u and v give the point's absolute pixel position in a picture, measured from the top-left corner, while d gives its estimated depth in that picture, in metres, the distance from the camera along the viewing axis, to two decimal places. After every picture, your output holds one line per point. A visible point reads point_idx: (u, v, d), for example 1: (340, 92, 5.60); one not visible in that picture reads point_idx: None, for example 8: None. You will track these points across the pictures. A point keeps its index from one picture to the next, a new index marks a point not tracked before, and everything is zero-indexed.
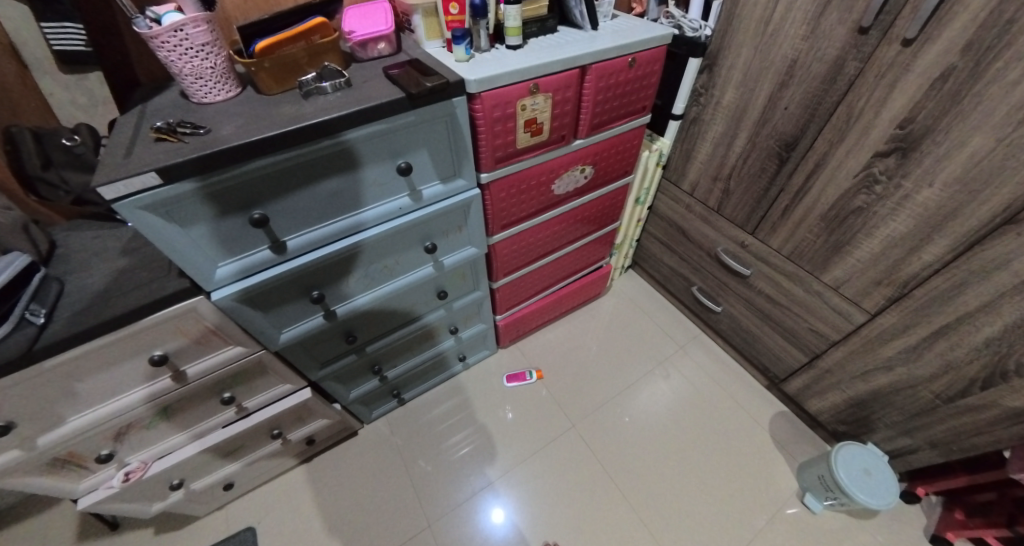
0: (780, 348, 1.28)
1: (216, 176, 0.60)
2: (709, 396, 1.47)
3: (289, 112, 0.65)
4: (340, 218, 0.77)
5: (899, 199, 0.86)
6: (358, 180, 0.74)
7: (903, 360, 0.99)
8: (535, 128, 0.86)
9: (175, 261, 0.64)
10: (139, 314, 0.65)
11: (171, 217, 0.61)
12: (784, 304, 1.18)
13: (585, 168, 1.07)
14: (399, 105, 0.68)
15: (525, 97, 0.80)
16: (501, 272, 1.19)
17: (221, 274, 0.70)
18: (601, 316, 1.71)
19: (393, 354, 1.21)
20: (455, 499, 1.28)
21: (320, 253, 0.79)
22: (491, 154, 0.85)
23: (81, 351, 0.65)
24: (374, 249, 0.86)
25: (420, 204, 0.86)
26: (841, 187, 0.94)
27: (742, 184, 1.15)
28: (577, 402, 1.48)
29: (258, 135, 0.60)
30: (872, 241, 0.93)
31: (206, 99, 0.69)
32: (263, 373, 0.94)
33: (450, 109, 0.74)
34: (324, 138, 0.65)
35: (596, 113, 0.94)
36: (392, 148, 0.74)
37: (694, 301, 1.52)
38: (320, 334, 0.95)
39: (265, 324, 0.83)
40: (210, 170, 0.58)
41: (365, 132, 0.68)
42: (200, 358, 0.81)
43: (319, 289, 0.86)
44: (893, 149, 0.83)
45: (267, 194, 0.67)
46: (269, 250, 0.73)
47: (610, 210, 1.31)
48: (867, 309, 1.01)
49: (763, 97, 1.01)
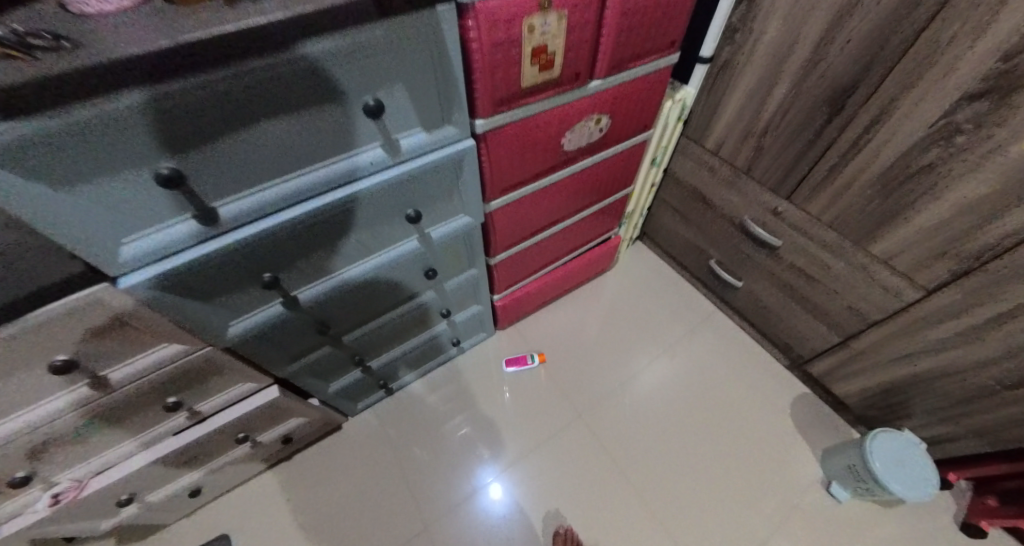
0: (808, 327, 1.16)
1: (90, 108, 0.40)
2: (724, 378, 1.36)
3: (201, 20, 0.45)
4: (294, 175, 0.60)
5: (983, 155, 0.71)
6: (312, 122, 0.55)
7: (959, 343, 0.87)
8: (544, 60, 0.68)
9: (50, 236, 0.45)
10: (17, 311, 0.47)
11: (26, 170, 0.40)
12: (818, 279, 1.05)
13: (601, 120, 0.89)
14: (361, 11, 0.48)
15: (534, 15, 0.61)
16: (498, 245, 1.02)
17: (128, 255, 0.52)
18: (607, 293, 1.57)
19: (378, 342, 1.05)
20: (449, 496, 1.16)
21: (272, 221, 0.61)
22: (491, 94, 0.67)
23: None
24: (343, 219, 0.69)
25: (399, 159, 0.68)
26: (907, 141, 0.78)
27: (779, 140, 0.98)
28: (583, 387, 1.35)
29: (149, 40, 0.39)
30: (940, 206, 0.79)
31: (92, 9, 0.46)
32: (217, 373, 0.78)
33: (435, 25, 0.55)
34: (253, 55, 0.45)
35: (618, 47, 0.76)
36: (358, 79, 0.55)
37: (710, 275, 1.38)
38: (285, 324, 0.79)
39: (210, 313, 0.66)
40: (77, 97, 0.39)
41: (317, 49, 0.49)
42: (128, 360, 0.64)
43: (273, 271, 0.69)
44: (986, 91, 0.67)
45: (177, 139, 0.47)
46: (195, 219, 0.55)
47: (624, 173, 1.13)
48: (922, 284, 0.87)
49: (816, 31, 0.83)
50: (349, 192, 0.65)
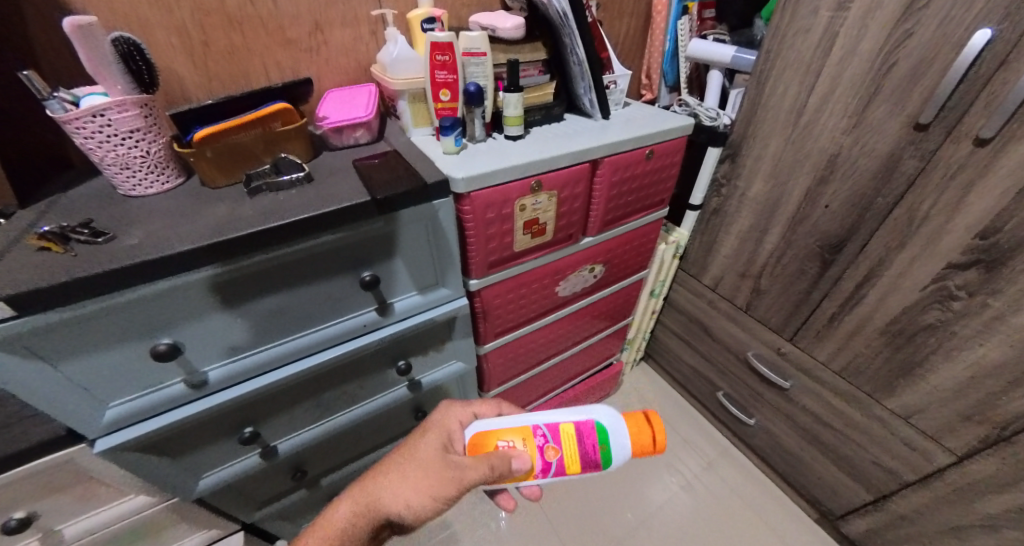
0: (822, 472, 1.03)
1: (120, 294, 0.45)
2: (755, 525, 1.13)
3: (224, 213, 0.52)
4: (281, 339, 0.60)
5: (985, 321, 0.68)
6: (310, 294, 0.58)
7: (1011, 523, 0.74)
8: (537, 228, 0.73)
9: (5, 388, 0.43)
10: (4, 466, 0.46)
11: (32, 352, 0.43)
12: (839, 429, 0.95)
13: (596, 268, 0.91)
14: (364, 210, 0.54)
15: (526, 196, 0.68)
16: (490, 383, 0.95)
17: (110, 418, 0.51)
18: (614, 416, 1.38)
19: (360, 479, 0.90)
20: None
21: (242, 390, 0.59)
22: (483, 259, 0.71)
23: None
24: (330, 376, 0.68)
25: (391, 321, 0.68)
26: (907, 298, 0.76)
27: (776, 284, 0.96)
28: (586, 532, 1.12)
29: (235, 233, 0.48)
30: (953, 366, 0.73)
31: (135, 191, 0.56)
32: (175, 522, 0.70)
33: (431, 212, 0.61)
34: (291, 235, 0.51)
35: (609, 210, 0.81)
36: (351, 259, 0.59)
37: (720, 410, 1.27)
38: (257, 473, 0.71)
39: (175, 472, 0.60)
40: (114, 287, 0.44)
41: (317, 245, 0.54)
42: (81, 516, 0.59)
43: (255, 424, 0.64)
44: (974, 261, 0.67)
45: (138, 280, 0.45)
46: (184, 384, 0.55)
47: (625, 306, 1.13)
48: (951, 449, 0.78)
49: (798, 193, 0.86)
50: (350, 348, 0.65)
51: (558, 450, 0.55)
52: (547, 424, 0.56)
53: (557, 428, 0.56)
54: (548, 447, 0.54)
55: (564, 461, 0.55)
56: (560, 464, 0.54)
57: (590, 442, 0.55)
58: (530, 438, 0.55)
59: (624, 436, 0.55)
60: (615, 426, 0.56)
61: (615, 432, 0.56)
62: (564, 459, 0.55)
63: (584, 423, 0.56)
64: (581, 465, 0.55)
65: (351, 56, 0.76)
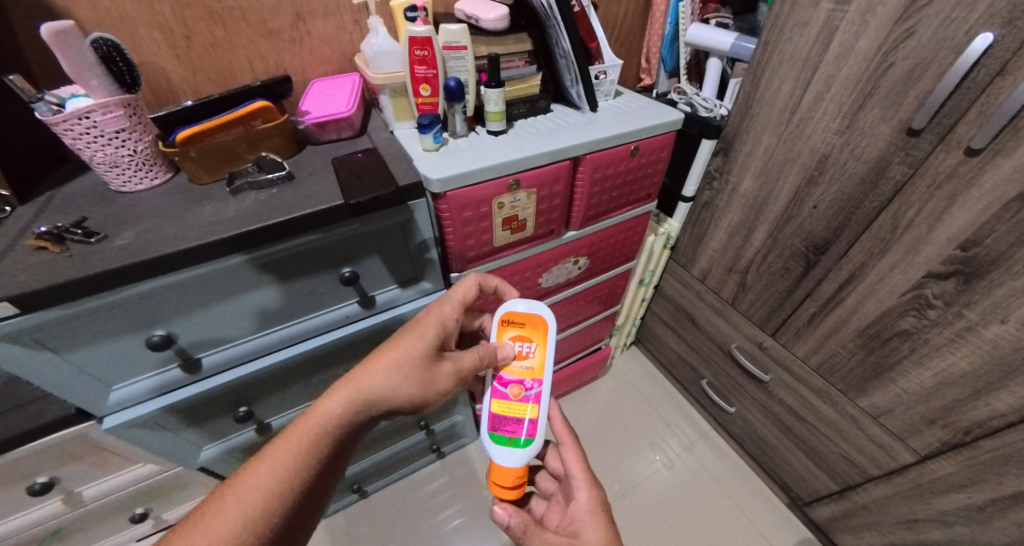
0: (794, 460, 1.07)
1: (113, 293, 0.49)
2: (727, 504, 1.19)
3: (207, 214, 0.55)
4: (268, 330, 0.64)
5: (958, 331, 0.68)
6: (292, 292, 0.62)
7: (962, 520, 0.77)
8: (516, 225, 0.74)
9: (18, 375, 0.48)
10: (23, 440, 0.52)
11: (39, 344, 0.48)
12: (812, 422, 0.98)
13: (579, 260, 0.92)
14: (339, 214, 0.56)
15: (503, 195, 0.68)
16: None
17: (114, 399, 0.56)
18: (601, 396, 1.43)
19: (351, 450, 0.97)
20: (225, 522, 0.42)
21: (234, 374, 0.64)
22: (461, 254, 0.73)
23: (10, 457, 0.54)
24: (316, 363, 0.72)
25: (373, 312, 0.72)
26: (884, 304, 0.76)
27: (761, 280, 0.97)
28: None
29: (214, 237, 0.51)
30: (923, 372, 0.74)
31: (126, 187, 0.59)
32: (184, 485, 0.77)
33: (408, 213, 0.63)
34: (268, 237, 0.53)
35: (591, 205, 0.82)
36: (331, 258, 0.62)
37: (703, 395, 1.31)
38: (254, 445, 0.78)
39: (177, 445, 0.66)
40: (107, 287, 0.48)
41: (295, 246, 0.57)
42: (100, 479, 0.67)
43: (248, 403, 0.70)
44: (952, 272, 0.66)
45: (124, 281, 0.48)
46: (180, 368, 0.60)
47: (612, 295, 1.15)
48: (915, 449, 0.81)
49: (787, 192, 0.85)
50: (333, 337, 0.70)
51: (511, 396, 0.64)
52: (535, 399, 0.64)
53: (530, 398, 0.64)
54: (517, 386, 0.64)
55: (501, 401, 0.64)
56: (497, 394, 0.65)
57: (509, 429, 0.63)
58: (527, 373, 0.64)
59: (506, 459, 0.63)
60: (516, 450, 0.63)
61: (515, 449, 0.63)
62: (503, 402, 0.64)
63: (529, 431, 0.63)
64: (496, 415, 0.64)
65: (335, 46, 0.76)
